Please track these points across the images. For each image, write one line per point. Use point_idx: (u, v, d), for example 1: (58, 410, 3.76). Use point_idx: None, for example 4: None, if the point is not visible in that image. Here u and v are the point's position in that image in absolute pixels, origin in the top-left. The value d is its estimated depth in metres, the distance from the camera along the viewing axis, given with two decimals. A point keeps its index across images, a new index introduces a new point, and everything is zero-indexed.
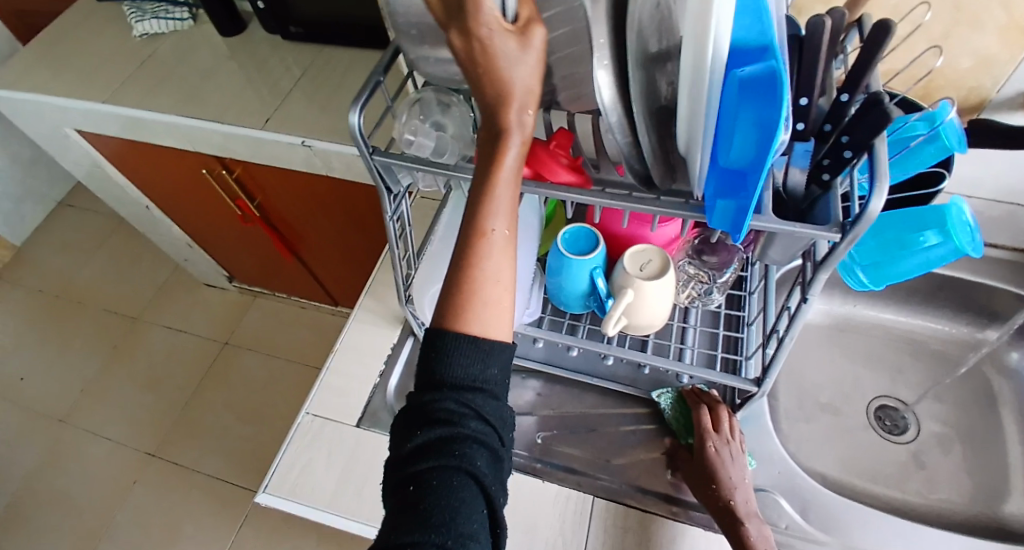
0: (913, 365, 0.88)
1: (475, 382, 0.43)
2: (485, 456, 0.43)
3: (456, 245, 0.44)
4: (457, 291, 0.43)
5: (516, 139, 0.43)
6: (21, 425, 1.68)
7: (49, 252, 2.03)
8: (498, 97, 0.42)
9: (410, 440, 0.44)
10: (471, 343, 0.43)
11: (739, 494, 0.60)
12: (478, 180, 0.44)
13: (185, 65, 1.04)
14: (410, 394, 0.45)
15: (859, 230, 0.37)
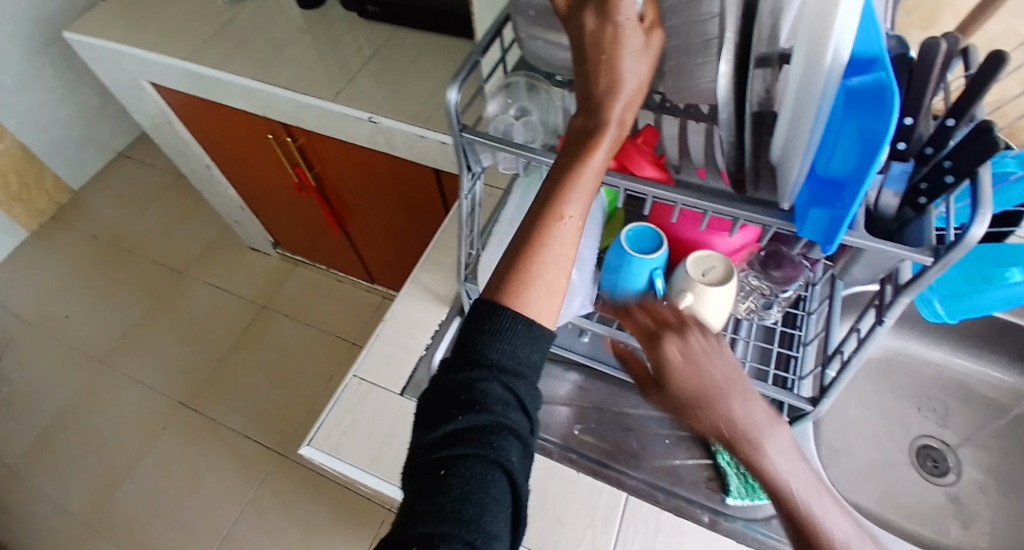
0: (960, 409, 0.86)
1: (521, 369, 0.43)
2: (519, 449, 0.42)
3: (530, 222, 0.44)
4: (523, 268, 0.44)
5: (612, 132, 0.44)
6: (63, 360, 1.76)
7: (105, 200, 2.11)
8: (609, 88, 0.43)
9: (445, 424, 0.42)
10: (526, 324, 0.43)
11: (737, 402, 0.44)
12: (560, 165, 0.44)
13: (265, 32, 1.08)
14: (447, 372, 0.43)
15: (953, 256, 0.37)
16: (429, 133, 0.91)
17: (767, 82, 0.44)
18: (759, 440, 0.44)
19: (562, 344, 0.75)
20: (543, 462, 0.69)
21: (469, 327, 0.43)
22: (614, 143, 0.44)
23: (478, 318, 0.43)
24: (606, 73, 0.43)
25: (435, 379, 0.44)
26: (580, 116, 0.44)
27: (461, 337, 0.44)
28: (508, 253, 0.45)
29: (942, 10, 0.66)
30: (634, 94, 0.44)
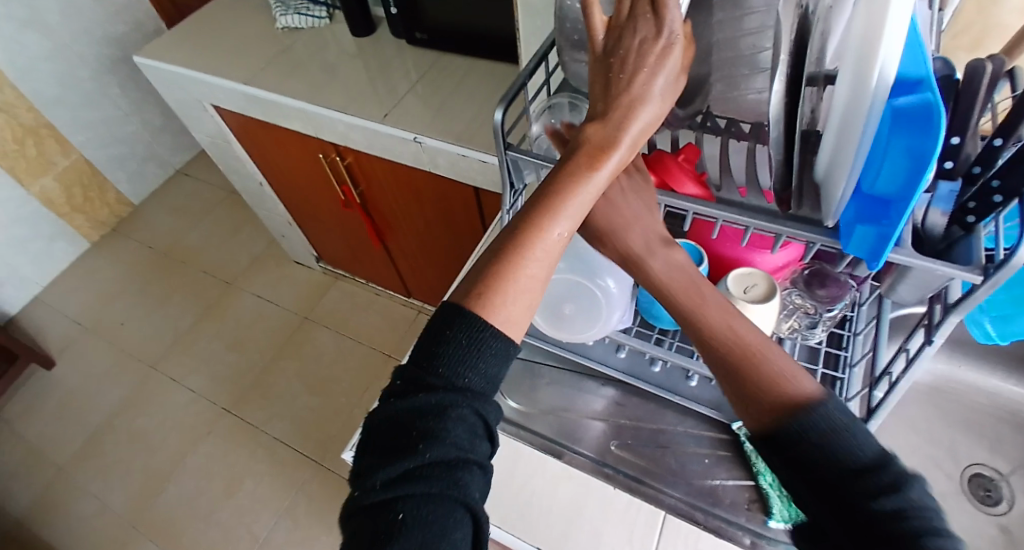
0: (1014, 440, 0.83)
1: (486, 391, 0.45)
2: (481, 474, 0.44)
3: (516, 225, 0.45)
4: (504, 265, 0.44)
5: (622, 152, 0.45)
6: (117, 365, 1.84)
7: (162, 213, 2.22)
8: (630, 105, 0.44)
9: (409, 457, 0.42)
10: (496, 338, 0.44)
11: (637, 234, 0.49)
12: (554, 182, 0.45)
13: (319, 56, 1.13)
14: (414, 403, 0.43)
15: (1002, 274, 0.37)
16: (471, 152, 0.93)
17: (813, 101, 0.46)
18: (649, 261, 0.49)
19: (598, 358, 0.74)
20: (580, 475, 0.71)
21: (436, 351, 0.44)
22: (620, 166, 0.45)
23: (447, 339, 0.43)
24: (630, 92, 0.44)
25: (392, 405, 0.44)
26: (592, 127, 0.45)
27: (423, 362, 0.44)
28: (489, 256, 0.45)
29: (992, 34, 0.65)
30: (654, 115, 0.45)
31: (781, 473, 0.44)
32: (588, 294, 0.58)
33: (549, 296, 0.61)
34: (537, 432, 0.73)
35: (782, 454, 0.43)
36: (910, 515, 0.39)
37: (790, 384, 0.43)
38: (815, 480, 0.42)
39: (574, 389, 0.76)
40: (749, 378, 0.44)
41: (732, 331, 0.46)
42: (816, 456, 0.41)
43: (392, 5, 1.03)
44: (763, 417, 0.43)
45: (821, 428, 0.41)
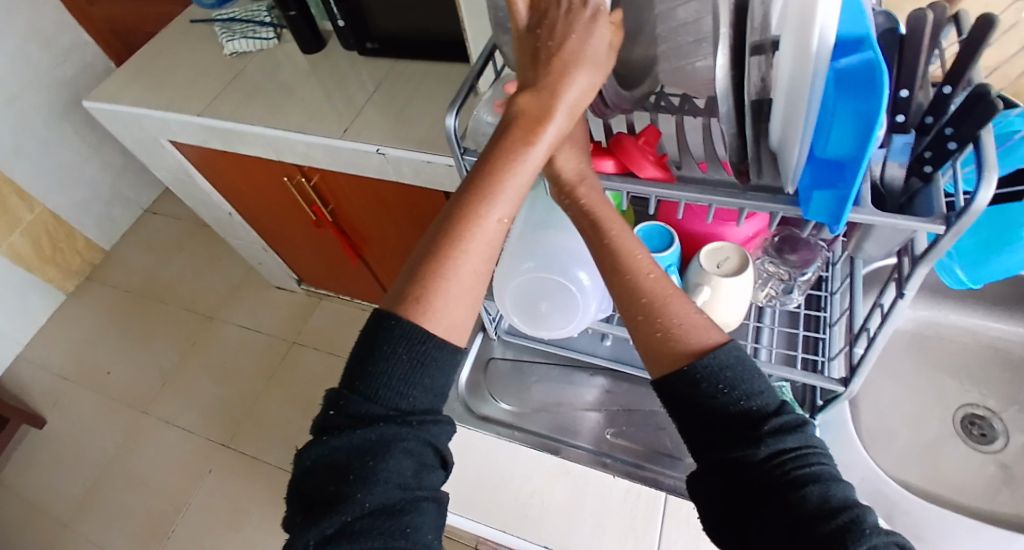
0: (1001, 377, 0.84)
1: (430, 413, 0.45)
2: (433, 509, 0.44)
3: (449, 222, 0.46)
4: (438, 260, 0.45)
5: (560, 120, 0.45)
6: (107, 413, 1.80)
7: (134, 253, 2.18)
8: (561, 73, 0.45)
9: (348, 506, 0.41)
10: (440, 348, 0.44)
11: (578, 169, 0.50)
12: (492, 171, 0.46)
13: (270, 78, 1.10)
14: (351, 446, 0.42)
15: (964, 222, 0.37)
16: (435, 158, 0.92)
17: (764, 68, 0.43)
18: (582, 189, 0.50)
19: (586, 350, 0.75)
20: (576, 469, 0.70)
21: (376, 377, 0.43)
22: (556, 136, 0.46)
23: (391, 356, 0.43)
24: (562, 58, 0.45)
25: (327, 445, 0.43)
26: (525, 97, 0.46)
27: (362, 392, 0.43)
28: (427, 255, 0.45)
29: None
30: (589, 82, 0.46)
31: (677, 414, 0.45)
32: (564, 290, 0.58)
33: (524, 294, 0.60)
34: (531, 430, 0.73)
35: (681, 392, 0.44)
36: (804, 452, 0.41)
37: (701, 328, 0.45)
38: (727, 418, 0.43)
39: (563, 382, 0.76)
40: (662, 316, 0.46)
41: (660, 277, 0.47)
42: (720, 396, 0.43)
43: (338, 18, 1.01)
44: (672, 353, 0.45)
45: (726, 367, 0.43)
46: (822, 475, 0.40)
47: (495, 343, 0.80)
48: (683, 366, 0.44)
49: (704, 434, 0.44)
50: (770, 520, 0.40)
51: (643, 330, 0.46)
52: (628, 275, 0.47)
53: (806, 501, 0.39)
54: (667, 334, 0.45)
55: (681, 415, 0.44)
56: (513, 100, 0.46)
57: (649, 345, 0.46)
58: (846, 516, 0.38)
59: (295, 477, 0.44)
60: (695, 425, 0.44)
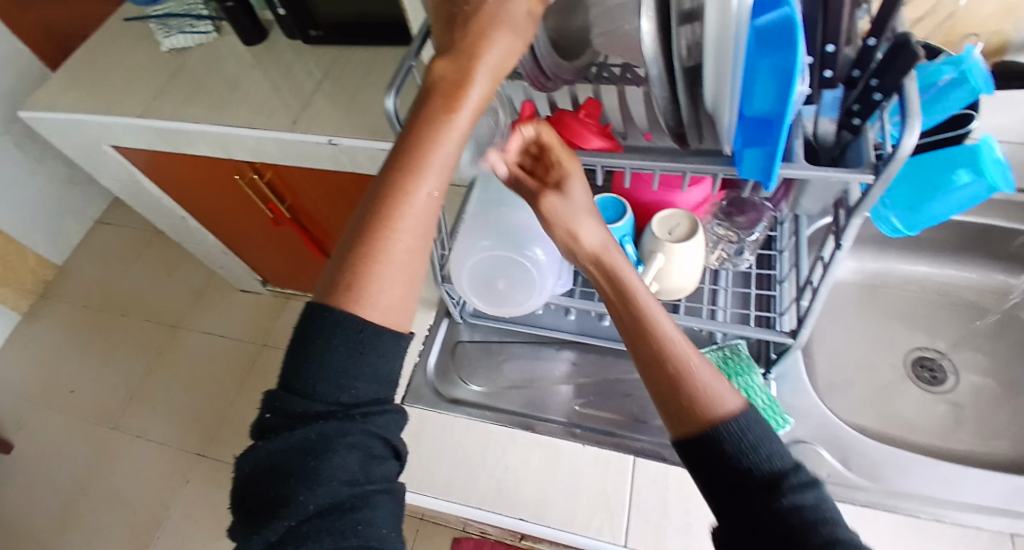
0: (947, 319, 0.88)
1: (376, 404, 0.45)
2: (386, 501, 0.45)
3: (378, 201, 0.46)
4: (372, 241, 0.45)
5: (481, 84, 0.45)
6: (75, 431, 1.76)
7: (90, 266, 2.11)
8: (477, 35, 0.44)
9: (290, 510, 0.42)
10: (379, 335, 0.44)
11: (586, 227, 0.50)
12: (419, 148, 0.46)
13: (212, 72, 1.06)
14: (291, 451, 0.43)
15: (892, 169, 0.38)
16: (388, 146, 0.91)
17: (695, 35, 0.42)
18: (605, 254, 0.50)
19: (552, 325, 0.77)
20: (547, 442, 0.71)
21: (312, 374, 0.43)
22: (480, 102, 0.46)
23: (327, 348, 0.43)
24: (479, 21, 0.45)
25: (267, 447, 0.43)
26: (443, 63, 0.45)
27: (299, 391, 0.44)
28: (357, 238, 0.45)
29: None
30: (509, 47, 0.45)
31: (698, 478, 0.43)
32: (520, 268, 0.58)
33: (482, 272, 0.60)
34: (504, 408, 0.74)
35: (707, 456, 0.43)
36: (824, 507, 0.41)
37: (724, 392, 0.45)
38: (749, 479, 0.41)
39: (531, 358, 0.77)
40: (689, 380, 0.45)
41: (681, 339, 0.47)
42: (743, 455, 0.42)
43: (278, 7, 0.98)
44: (695, 414, 0.44)
45: (749, 432, 0.43)
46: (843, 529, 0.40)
47: (462, 326, 0.80)
48: (710, 429, 0.43)
49: (726, 492, 0.42)
50: None
51: (665, 396, 0.45)
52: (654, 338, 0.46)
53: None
54: (694, 396, 0.44)
55: (705, 479, 0.43)
56: (430, 66, 0.46)
57: (676, 407, 0.45)
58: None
59: (238, 482, 0.44)
60: (717, 484, 0.42)
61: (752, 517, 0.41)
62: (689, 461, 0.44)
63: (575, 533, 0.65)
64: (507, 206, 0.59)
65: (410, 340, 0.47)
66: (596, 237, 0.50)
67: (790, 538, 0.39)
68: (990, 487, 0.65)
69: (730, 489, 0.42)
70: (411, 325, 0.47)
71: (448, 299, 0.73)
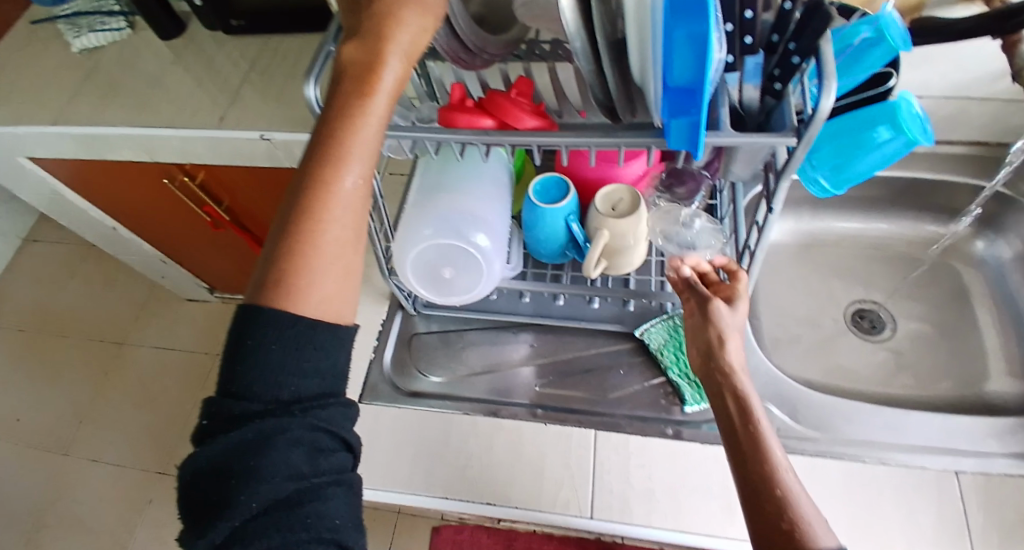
0: (883, 270, 0.92)
1: (320, 398, 0.44)
2: (338, 493, 0.44)
3: (301, 191, 0.44)
4: (301, 233, 0.44)
5: (394, 64, 0.45)
6: (24, 462, 1.68)
7: (21, 288, 2.00)
8: (384, 13, 0.45)
9: (234, 511, 0.40)
10: (314, 328, 0.43)
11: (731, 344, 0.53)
12: (336, 132, 0.45)
13: (130, 72, 1.01)
14: (229, 451, 0.41)
15: (813, 130, 0.40)
16: None
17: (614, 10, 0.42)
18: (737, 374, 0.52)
19: (507, 309, 0.78)
20: (511, 425, 0.71)
21: (247, 374, 0.42)
22: (395, 85, 0.46)
23: (261, 347, 0.42)
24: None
25: (204, 453, 0.42)
26: (351, 46, 0.46)
27: (234, 393, 0.42)
28: (284, 230, 0.44)
29: None
30: (419, 24, 0.46)
31: None
32: (463, 254, 0.57)
33: (425, 262, 0.59)
34: (466, 396, 0.73)
35: None
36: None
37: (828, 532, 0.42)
38: None
39: (490, 343, 0.77)
40: (791, 509, 0.44)
41: (791, 474, 0.46)
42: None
43: None
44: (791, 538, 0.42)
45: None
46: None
47: (417, 318, 0.79)
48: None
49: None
50: None
51: (765, 516, 0.44)
52: (761, 456, 0.47)
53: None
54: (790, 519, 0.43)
55: None
56: (339, 50, 0.46)
57: (766, 523, 0.44)
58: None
59: (180, 492, 0.43)
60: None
61: None
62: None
63: (541, 510, 0.66)
64: (448, 192, 0.58)
65: (356, 329, 0.47)
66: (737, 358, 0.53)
67: None
68: (930, 426, 0.69)
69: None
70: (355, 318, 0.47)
71: (399, 293, 0.73)
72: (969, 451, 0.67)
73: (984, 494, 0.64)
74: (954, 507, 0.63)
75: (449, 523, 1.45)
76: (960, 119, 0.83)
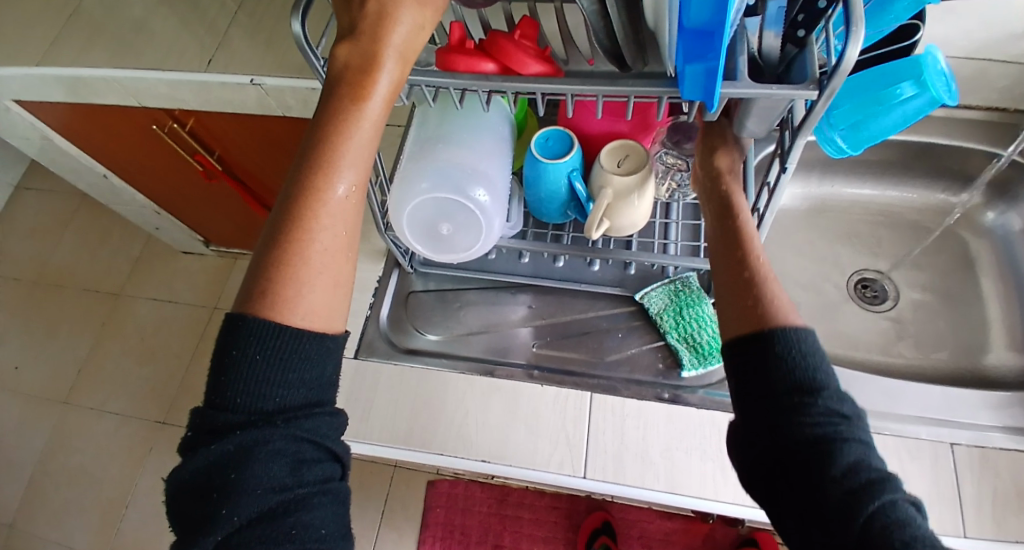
0: (888, 238, 0.90)
1: (305, 408, 0.43)
2: (325, 502, 0.43)
3: (291, 200, 0.44)
4: (288, 245, 0.43)
5: (390, 67, 0.44)
6: (25, 411, 1.69)
7: (15, 238, 1.97)
8: (379, 12, 0.44)
9: (216, 525, 0.40)
10: (299, 339, 0.42)
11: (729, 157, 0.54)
12: (326, 140, 0.44)
13: (114, 10, 0.95)
14: (209, 465, 0.41)
15: (836, 82, 0.38)
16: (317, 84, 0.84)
17: None
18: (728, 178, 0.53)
19: (505, 270, 0.76)
20: (510, 385, 0.70)
21: (231, 385, 0.42)
22: (390, 91, 0.45)
23: (244, 360, 0.42)
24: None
25: (187, 467, 0.41)
26: (345, 48, 0.45)
27: (218, 405, 0.42)
28: (272, 243, 0.43)
29: None
30: (415, 21, 0.44)
31: (735, 376, 0.44)
32: (463, 209, 0.55)
33: (422, 218, 0.57)
34: (465, 355, 0.72)
35: (759, 353, 0.43)
36: (854, 422, 0.41)
37: (793, 310, 0.45)
38: (780, 383, 0.42)
39: (489, 304, 0.75)
40: (762, 289, 0.46)
41: (766, 258, 0.48)
42: (795, 355, 0.42)
43: None
44: (757, 315, 0.44)
45: (808, 344, 0.43)
46: (865, 455, 0.40)
47: (414, 276, 0.77)
48: (768, 328, 0.43)
49: (761, 389, 0.42)
50: (794, 485, 0.40)
51: (735, 297, 0.46)
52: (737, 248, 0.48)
53: (844, 480, 0.38)
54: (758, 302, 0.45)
55: (744, 380, 0.43)
56: (333, 53, 0.45)
57: (736, 304, 0.46)
58: (885, 502, 0.38)
59: (168, 503, 0.43)
60: (753, 379, 0.43)
61: (784, 420, 0.41)
62: (737, 355, 0.44)
63: (539, 468, 0.66)
64: (448, 147, 0.55)
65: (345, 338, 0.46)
66: (729, 160, 0.53)
67: (805, 449, 0.40)
68: (928, 396, 0.68)
69: (766, 384, 0.42)
70: (344, 325, 0.47)
71: (395, 249, 0.70)
72: (965, 423, 0.66)
73: (980, 465, 0.63)
74: (948, 477, 0.62)
75: (444, 476, 1.46)
76: (981, 83, 0.79)
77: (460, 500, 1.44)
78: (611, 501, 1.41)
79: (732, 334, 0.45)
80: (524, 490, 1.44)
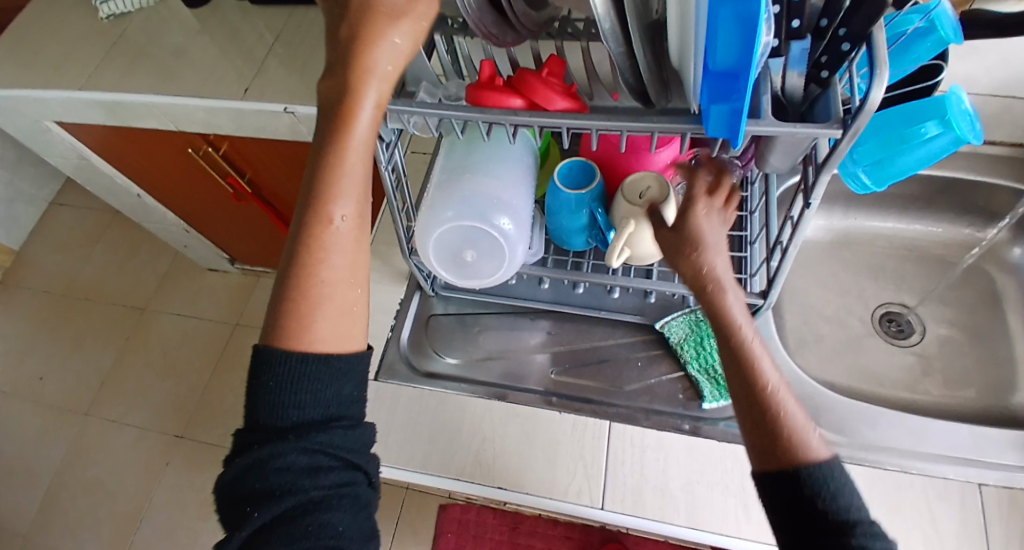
0: (912, 272, 0.89)
1: (324, 422, 0.45)
2: (344, 504, 0.44)
3: (297, 230, 0.45)
4: (294, 273, 0.45)
5: (370, 91, 0.44)
6: (46, 423, 1.72)
7: (47, 252, 2.03)
8: (350, 35, 0.44)
9: (242, 526, 0.42)
10: (306, 363, 0.44)
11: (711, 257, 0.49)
12: (322, 169, 0.45)
13: (156, 38, 0.99)
14: (236, 473, 0.44)
15: (859, 123, 0.38)
16: None
17: None
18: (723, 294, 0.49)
19: (526, 295, 0.77)
20: (524, 410, 0.70)
21: (254, 408, 0.44)
22: (374, 114, 0.45)
23: (261, 384, 0.44)
24: (349, 19, 0.44)
25: (222, 477, 0.44)
26: (324, 82, 0.45)
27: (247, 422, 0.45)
28: (285, 272, 0.45)
29: None
30: (398, 46, 0.44)
31: (771, 510, 0.46)
32: (485, 237, 0.56)
33: (447, 244, 0.58)
34: (481, 380, 0.73)
35: (792, 496, 0.44)
36: None
37: (819, 442, 0.46)
38: (815, 528, 0.43)
39: (508, 329, 0.76)
40: (785, 424, 0.46)
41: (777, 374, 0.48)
42: (823, 495, 0.44)
43: None
44: (782, 456, 0.45)
45: (837, 481, 0.44)
46: None
47: (434, 300, 0.78)
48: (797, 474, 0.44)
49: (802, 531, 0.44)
50: None
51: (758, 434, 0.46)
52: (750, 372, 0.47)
53: None
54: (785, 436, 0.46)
55: (781, 517, 0.45)
56: (317, 86, 0.46)
57: (759, 436, 0.46)
58: None
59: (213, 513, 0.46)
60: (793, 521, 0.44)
61: None
62: (770, 494, 0.46)
63: (556, 496, 0.65)
64: (472, 179, 0.57)
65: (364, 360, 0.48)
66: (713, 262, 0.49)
67: None
68: (953, 435, 0.67)
69: (806, 528, 0.43)
70: (364, 342, 0.48)
71: (418, 273, 0.72)
72: (994, 463, 0.65)
73: (1008, 508, 0.62)
74: (976, 521, 0.61)
75: (458, 501, 1.46)
76: (1006, 120, 0.79)
77: (472, 526, 1.43)
78: (626, 534, 1.39)
79: (761, 473, 0.46)
80: (536, 519, 1.43)
